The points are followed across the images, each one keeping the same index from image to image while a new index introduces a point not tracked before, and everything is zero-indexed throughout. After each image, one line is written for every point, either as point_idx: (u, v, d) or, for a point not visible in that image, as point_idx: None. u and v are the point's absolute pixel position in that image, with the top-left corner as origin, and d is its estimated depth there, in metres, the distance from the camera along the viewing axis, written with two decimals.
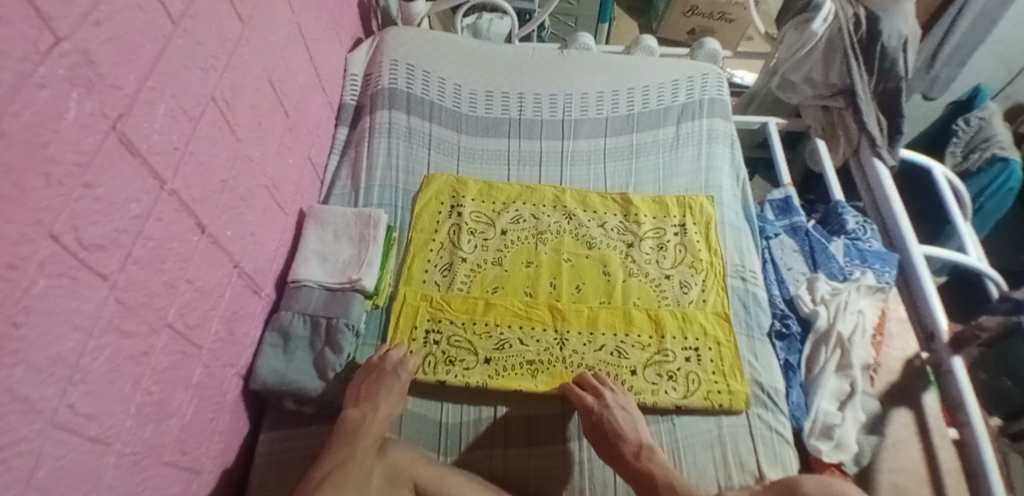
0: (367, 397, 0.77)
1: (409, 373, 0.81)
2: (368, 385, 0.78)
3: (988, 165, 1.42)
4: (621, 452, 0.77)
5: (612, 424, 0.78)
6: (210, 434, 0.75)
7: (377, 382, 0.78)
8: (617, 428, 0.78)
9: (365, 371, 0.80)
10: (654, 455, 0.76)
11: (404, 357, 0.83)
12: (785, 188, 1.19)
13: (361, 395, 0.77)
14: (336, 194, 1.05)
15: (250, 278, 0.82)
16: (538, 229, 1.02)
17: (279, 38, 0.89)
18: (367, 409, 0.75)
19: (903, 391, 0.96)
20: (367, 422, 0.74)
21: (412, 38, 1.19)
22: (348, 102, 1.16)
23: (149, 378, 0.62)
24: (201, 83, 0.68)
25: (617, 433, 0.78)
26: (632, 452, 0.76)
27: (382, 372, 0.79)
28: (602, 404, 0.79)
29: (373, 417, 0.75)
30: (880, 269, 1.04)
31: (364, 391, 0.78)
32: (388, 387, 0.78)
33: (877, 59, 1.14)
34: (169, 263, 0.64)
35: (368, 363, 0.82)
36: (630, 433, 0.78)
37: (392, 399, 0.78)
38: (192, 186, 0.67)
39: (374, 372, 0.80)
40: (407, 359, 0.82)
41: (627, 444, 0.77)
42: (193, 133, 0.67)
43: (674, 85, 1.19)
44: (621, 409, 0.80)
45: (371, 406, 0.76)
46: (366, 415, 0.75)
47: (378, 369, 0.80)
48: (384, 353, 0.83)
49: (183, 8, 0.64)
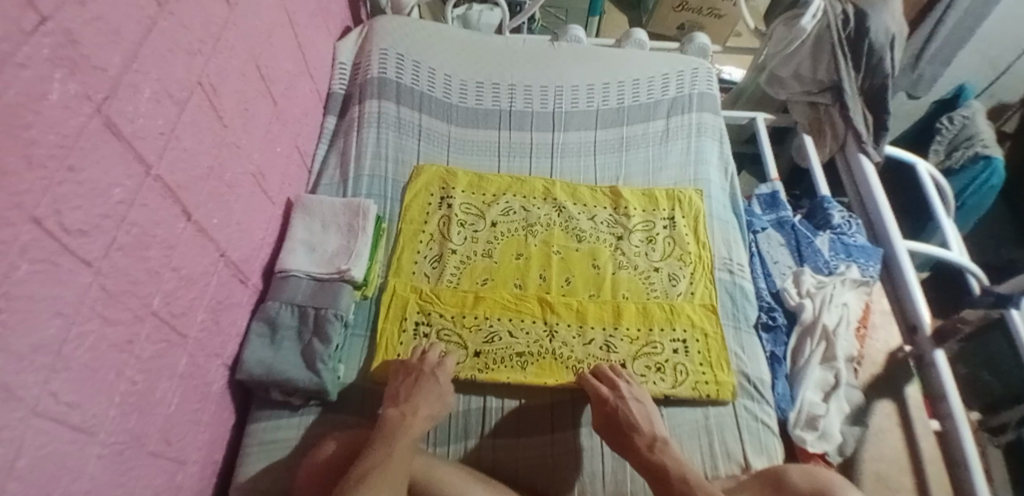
0: (406, 398, 0.77)
1: (446, 376, 0.81)
2: (406, 387, 0.78)
3: (971, 162, 1.45)
4: (633, 443, 0.76)
5: (625, 415, 0.78)
6: (196, 425, 0.74)
7: (417, 383, 0.78)
8: (631, 420, 0.77)
9: (404, 373, 0.81)
10: (668, 449, 0.75)
11: (442, 360, 0.83)
12: (772, 182, 1.19)
13: (399, 397, 0.78)
14: (324, 183, 1.04)
15: (236, 267, 0.81)
16: (528, 222, 1.02)
17: (265, 24, 0.87)
18: (406, 409, 0.75)
19: (885, 383, 0.98)
20: (407, 422, 0.74)
21: (403, 27, 1.18)
22: (337, 91, 1.15)
23: (134, 367, 0.61)
24: (187, 67, 0.67)
25: (631, 425, 0.77)
26: (646, 445, 0.76)
27: (421, 374, 0.80)
28: (617, 395, 0.79)
29: (414, 416, 0.74)
30: (865, 263, 1.05)
31: (403, 392, 0.78)
32: (427, 391, 0.78)
33: (865, 55, 1.15)
34: (153, 250, 0.63)
35: (405, 364, 0.82)
36: (643, 425, 0.77)
37: (432, 403, 0.77)
38: (177, 172, 0.66)
39: (413, 374, 0.80)
40: (444, 361, 0.83)
41: (640, 437, 0.76)
42: (178, 118, 0.66)
43: (664, 79, 1.19)
44: (635, 401, 0.80)
45: (411, 407, 0.75)
46: (405, 415, 0.74)
47: (416, 371, 0.80)
48: (423, 355, 0.83)
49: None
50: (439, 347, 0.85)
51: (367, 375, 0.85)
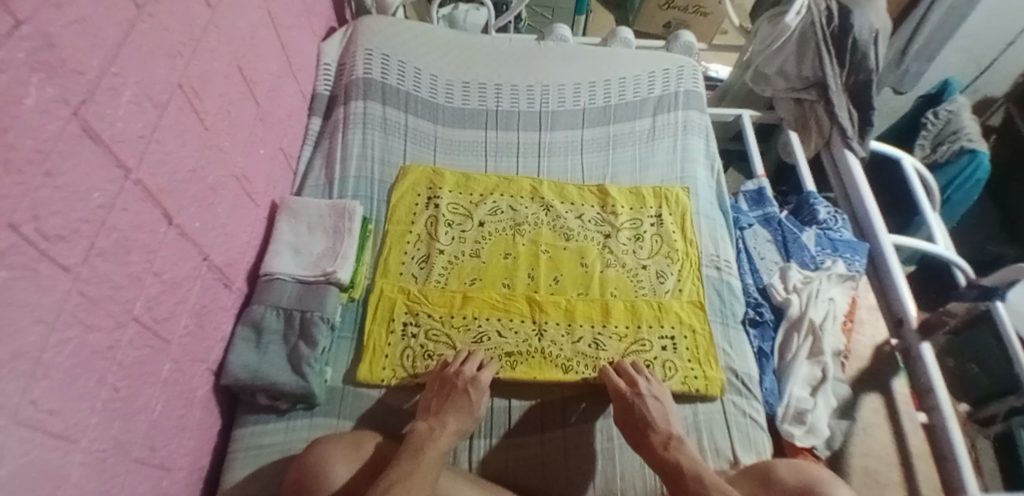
0: (437, 413, 0.76)
1: (481, 394, 0.79)
2: (438, 401, 0.78)
3: (956, 157, 1.46)
4: (649, 440, 0.76)
5: (642, 411, 0.78)
6: (180, 431, 0.73)
7: (448, 397, 0.78)
8: (648, 416, 0.78)
9: (437, 385, 0.80)
10: (683, 447, 0.74)
11: (478, 373, 0.81)
12: (758, 179, 1.20)
13: (431, 410, 0.78)
14: (309, 185, 1.03)
15: (220, 271, 0.80)
16: (516, 221, 1.02)
17: (248, 25, 0.87)
18: (434, 424, 0.74)
19: (872, 376, 0.99)
20: (434, 436, 0.72)
21: (388, 27, 1.18)
22: (321, 92, 1.15)
23: (116, 374, 0.60)
24: (168, 70, 0.67)
25: (648, 422, 0.78)
26: (661, 442, 0.75)
27: (453, 388, 0.79)
28: (634, 391, 0.80)
29: (442, 431, 0.73)
30: (851, 258, 1.06)
31: (435, 405, 0.78)
32: (458, 406, 0.77)
33: (848, 52, 1.16)
34: (134, 255, 0.62)
35: (441, 375, 0.82)
36: (660, 423, 0.78)
37: (462, 418, 0.76)
38: (158, 176, 0.65)
39: (445, 386, 0.79)
40: (484, 370, 0.82)
41: (656, 435, 0.76)
42: (158, 121, 0.65)
43: (650, 77, 1.19)
44: (653, 398, 0.80)
45: (439, 422, 0.75)
46: (433, 430, 0.73)
47: (449, 384, 0.80)
48: (459, 367, 0.82)
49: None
50: (479, 356, 0.84)
51: (355, 378, 0.84)
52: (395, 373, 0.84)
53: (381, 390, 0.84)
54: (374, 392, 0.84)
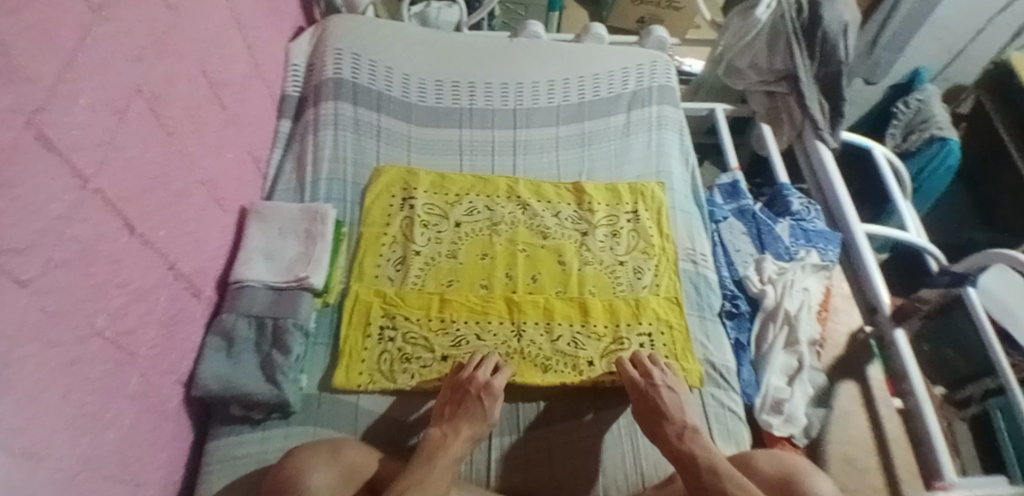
0: (450, 418, 0.76)
1: (495, 401, 0.78)
2: (453, 406, 0.78)
3: (927, 145, 1.49)
4: (664, 431, 0.77)
5: (658, 401, 0.79)
6: (152, 445, 0.71)
7: (461, 403, 0.78)
8: (663, 407, 0.78)
9: (450, 390, 0.80)
10: (697, 437, 0.75)
11: (491, 379, 0.80)
12: (732, 172, 1.21)
13: (445, 415, 0.77)
14: (280, 189, 1.01)
15: (188, 280, 0.78)
16: (492, 220, 1.01)
17: (213, 27, 0.84)
18: (448, 430, 0.75)
19: (848, 364, 1.01)
20: (448, 442, 0.73)
21: (357, 27, 1.16)
22: (291, 94, 1.12)
23: (81, 389, 0.58)
24: (128, 75, 0.65)
25: (662, 413, 0.78)
26: (676, 433, 0.76)
27: (466, 393, 0.78)
28: (649, 382, 0.81)
29: (455, 437, 0.74)
30: (824, 248, 1.07)
31: (448, 411, 0.78)
32: (471, 412, 0.76)
33: (819, 44, 1.16)
34: (97, 266, 0.60)
35: (456, 378, 0.81)
36: (675, 414, 0.78)
37: (475, 423, 0.76)
38: (119, 184, 0.63)
39: (459, 391, 0.79)
40: (497, 374, 0.81)
41: (671, 426, 0.77)
42: (118, 128, 0.63)
43: (624, 73, 1.19)
44: (669, 389, 0.80)
45: (453, 428, 0.75)
46: (446, 436, 0.74)
47: (463, 389, 0.79)
48: (473, 371, 0.81)
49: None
50: (494, 359, 0.83)
51: (332, 384, 0.83)
52: (372, 379, 0.83)
53: (358, 395, 0.82)
54: (350, 398, 0.82)
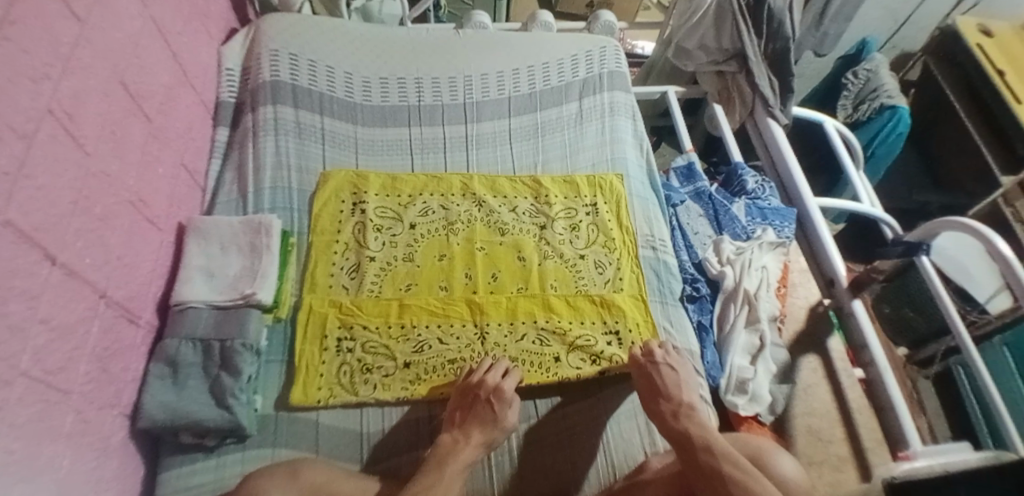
0: (460, 424, 0.75)
1: (507, 405, 0.77)
2: (462, 412, 0.77)
3: (878, 114, 1.53)
4: (663, 409, 0.78)
5: (660, 379, 0.79)
6: (97, 484, 0.67)
7: (471, 409, 0.76)
8: (665, 384, 0.79)
9: (460, 396, 0.79)
10: (693, 415, 0.76)
11: (501, 382, 0.79)
12: (687, 154, 1.21)
13: (454, 422, 0.76)
14: (221, 201, 0.96)
15: (122, 306, 0.74)
16: (448, 220, 0.99)
17: (130, 35, 0.79)
18: (459, 435, 0.74)
19: (810, 338, 1.04)
20: (458, 448, 0.72)
21: (293, 25, 1.11)
22: (226, 100, 1.07)
23: (9, 436, 0.54)
24: (32, 95, 0.60)
25: (664, 390, 0.79)
26: (672, 412, 0.77)
27: (475, 399, 0.77)
28: (650, 360, 0.82)
29: (465, 443, 0.73)
30: (780, 226, 1.09)
31: (458, 417, 0.76)
32: (482, 418, 0.75)
33: (765, 21, 1.16)
34: (13, 304, 0.55)
35: (467, 384, 0.80)
36: (674, 392, 0.78)
37: (487, 429, 0.75)
38: (32, 213, 0.58)
39: (469, 396, 0.78)
40: (507, 378, 0.80)
41: (668, 403, 0.78)
42: (27, 153, 0.58)
43: (573, 60, 1.17)
44: (669, 366, 0.81)
45: (463, 432, 0.74)
46: (457, 441, 0.73)
47: (473, 394, 0.78)
48: (482, 376, 0.80)
49: (2, 13, 0.56)
50: (503, 363, 0.83)
51: (289, 402, 0.80)
52: (332, 392, 0.81)
53: (319, 411, 0.80)
54: (310, 415, 0.79)
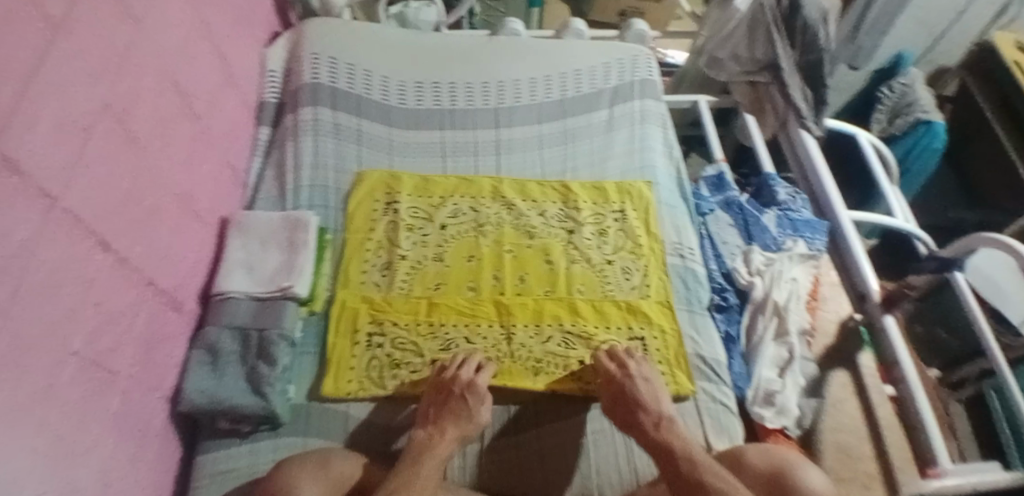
0: (435, 420, 0.75)
1: (481, 398, 0.78)
2: (437, 408, 0.77)
3: (913, 129, 1.51)
4: (641, 422, 0.76)
5: (634, 393, 0.78)
6: (138, 465, 0.70)
7: (446, 404, 0.77)
8: (640, 398, 0.78)
9: (434, 392, 0.79)
10: (674, 427, 0.74)
11: (474, 377, 0.80)
12: (718, 163, 1.21)
13: (429, 418, 0.76)
14: (261, 198, 1.00)
15: (168, 295, 0.77)
16: (478, 222, 1.01)
17: (181, 37, 0.83)
18: (434, 431, 0.73)
19: (840, 354, 1.01)
20: (433, 443, 0.71)
21: (333, 30, 1.15)
22: (269, 101, 1.11)
23: (60, 413, 0.57)
24: (91, 90, 0.63)
25: (638, 403, 0.77)
26: (652, 424, 0.75)
27: (450, 394, 0.78)
28: (624, 373, 0.80)
29: (441, 437, 0.72)
30: (812, 238, 1.08)
31: (433, 414, 0.76)
32: (457, 411, 0.76)
33: (799, 32, 1.16)
34: (68, 288, 0.58)
35: (439, 381, 0.80)
36: (651, 405, 0.77)
37: (461, 423, 0.75)
38: (88, 202, 0.62)
39: (444, 392, 0.78)
40: (479, 375, 0.80)
41: (646, 416, 0.76)
42: (85, 145, 0.62)
43: (605, 68, 1.19)
44: (644, 379, 0.80)
45: (438, 428, 0.74)
46: (432, 436, 0.72)
47: (447, 390, 0.78)
48: (456, 371, 0.80)
49: (64, 11, 0.59)
50: (476, 359, 0.83)
51: (320, 393, 0.82)
52: (362, 386, 0.82)
53: (348, 404, 0.82)
54: (340, 407, 0.82)
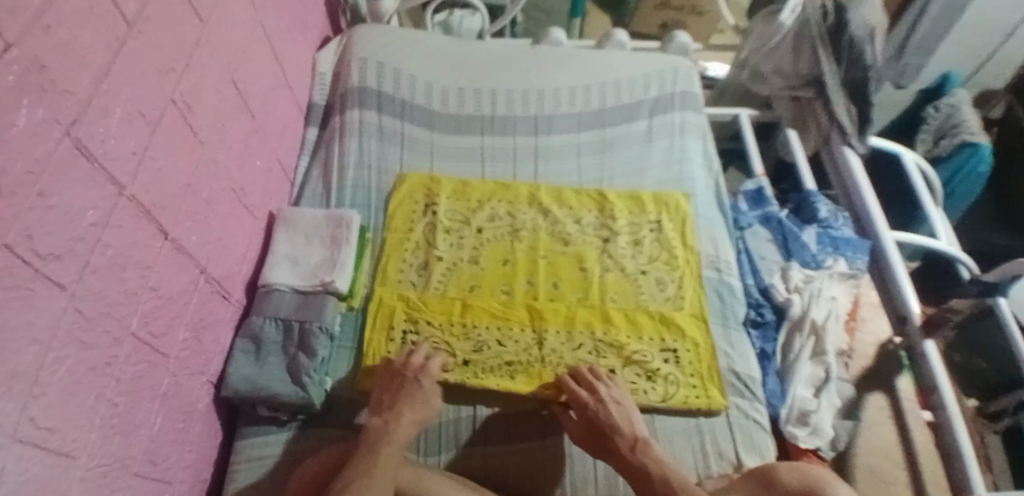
0: (390, 406, 0.75)
1: (433, 379, 0.80)
2: (391, 394, 0.77)
3: (958, 151, 1.45)
4: (615, 445, 0.75)
5: (606, 418, 0.77)
6: (181, 444, 0.73)
7: (399, 390, 0.77)
8: (613, 422, 0.77)
9: (388, 379, 0.79)
10: (651, 449, 0.74)
11: (427, 361, 0.82)
12: (758, 178, 1.19)
13: (384, 405, 0.76)
14: (307, 195, 1.03)
15: (218, 283, 0.80)
16: (514, 227, 1.02)
17: (240, 39, 0.87)
18: (390, 416, 0.74)
19: (877, 375, 0.99)
20: (390, 429, 0.72)
21: (382, 35, 1.18)
22: (318, 103, 1.16)
23: (115, 390, 0.60)
24: (159, 86, 0.66)
25: (612, 428, 0.76)
26: (627, 446, 0.75)
27: (404, 379, 0.78)
28: (596, 399, 0.79)
29: (398, 423, 0.73)
30: (853, 256, 1.05)
31: (387, 400, 0.76)
32: (411, 396, 0.76)
33: (845, 49, 1.13)
34: (130, 271, 0.62)
35: (391, 369, 0.81)
36: (625, 428, 0.76)
37: (417, 406, 0.76)
38: (152, 191, 0.65)
39: (397, 380, 0.79)
40: (430, 364, 0.81)
41: (621, 439, 0.75)
42: (151, 138, 0.65)
43: (645, 79, 1.19)
44: (615, 403, 0.79)
45: (394, 414, 0.74)
46: (388, 423, 0.73)
47: (401, 376, 0.79)
48: (407, 359, 0.82)
49: (140, 10, 0.62)
50: (425, 348, 0.84)
51: (356, 387, 0.84)
52: None
53: None
54: None
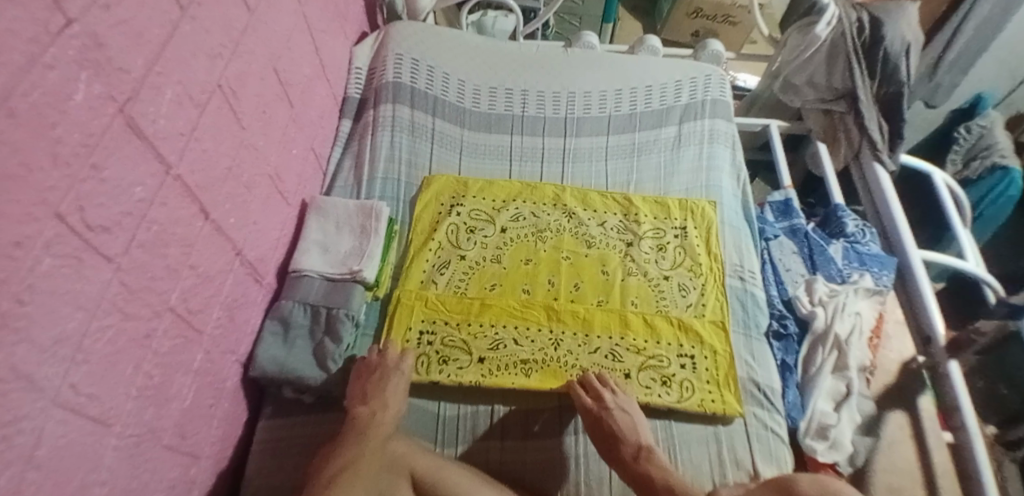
0: (372, 396, 0.78)
1: (409, 370, 0.84)
2: (373, 385, 0.80)
3: (988, 173, 1.42)
4: (621, 454, 0.77)
5: (611, 425, 0.78)
6: (209, 420, 0.75)
7: (379, 382, 0.80)
8: (616, 429, 0.78)
9: (364, 371, 0.81)
10: (653, 457, 0.76)
11: (401, 356, 0.85)
12: (786, 189, 1.19)
13: (365, 394, 0.79)
14: (338, 186, 1.05)
15: (251, 266, 0.82)
16: (538, 228, 1.03)
17: (284, 29, 0.89)
18: (376, 406, 0.77)
19: (898, 392, 0.97)
20: (378, 419, 0.76)
21: (418, 32, 1.20)
22: (353, 95, 1.17)
23: (151, 362, 0.62)
24: (208, 71, 0.68)
25: (616, 437, 0.78)
26: (631, 455, 0.76)
27: (385, 370, 0.81)
28: (600, 405, 0.80)
29: (384, 413, 0.77)
30: (878, 272, 1.05)
31: (369, 391, 0.79)
32: (395, 386, 0.80)
33: (879, 64, 1.14)
34: (172, 248, 0.63)
35: (364, 362, 0.83)
36: (628, 435, 0.78)
37: (399, 396, 0.80)
38: (197, 172, 0.67)
39: (376, 372, 0.81)
40: (404, 358, 0.84)
41: (626, 447, 0.77)
42: (198, 120, 0.67)
43: (676, 86, 1.19)
44: (621, 410, 0.80)
45: (380, 403, 0.78)
46: (376, 413, 0.77)
47: (380, 368, 0.81)
48: (379, 356, 0.83)
49: None
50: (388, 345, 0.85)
51: None
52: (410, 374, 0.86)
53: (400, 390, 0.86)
54: None
